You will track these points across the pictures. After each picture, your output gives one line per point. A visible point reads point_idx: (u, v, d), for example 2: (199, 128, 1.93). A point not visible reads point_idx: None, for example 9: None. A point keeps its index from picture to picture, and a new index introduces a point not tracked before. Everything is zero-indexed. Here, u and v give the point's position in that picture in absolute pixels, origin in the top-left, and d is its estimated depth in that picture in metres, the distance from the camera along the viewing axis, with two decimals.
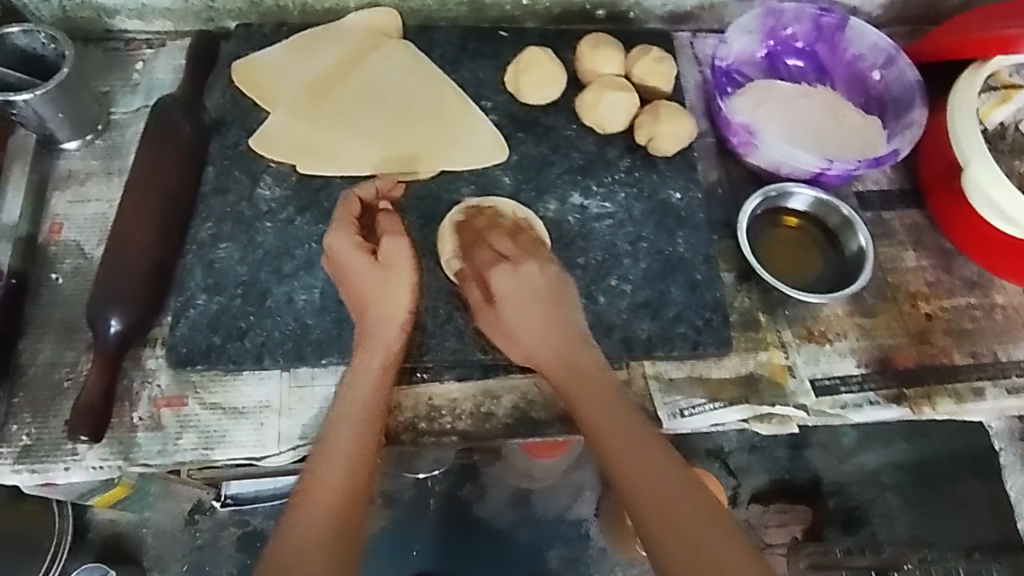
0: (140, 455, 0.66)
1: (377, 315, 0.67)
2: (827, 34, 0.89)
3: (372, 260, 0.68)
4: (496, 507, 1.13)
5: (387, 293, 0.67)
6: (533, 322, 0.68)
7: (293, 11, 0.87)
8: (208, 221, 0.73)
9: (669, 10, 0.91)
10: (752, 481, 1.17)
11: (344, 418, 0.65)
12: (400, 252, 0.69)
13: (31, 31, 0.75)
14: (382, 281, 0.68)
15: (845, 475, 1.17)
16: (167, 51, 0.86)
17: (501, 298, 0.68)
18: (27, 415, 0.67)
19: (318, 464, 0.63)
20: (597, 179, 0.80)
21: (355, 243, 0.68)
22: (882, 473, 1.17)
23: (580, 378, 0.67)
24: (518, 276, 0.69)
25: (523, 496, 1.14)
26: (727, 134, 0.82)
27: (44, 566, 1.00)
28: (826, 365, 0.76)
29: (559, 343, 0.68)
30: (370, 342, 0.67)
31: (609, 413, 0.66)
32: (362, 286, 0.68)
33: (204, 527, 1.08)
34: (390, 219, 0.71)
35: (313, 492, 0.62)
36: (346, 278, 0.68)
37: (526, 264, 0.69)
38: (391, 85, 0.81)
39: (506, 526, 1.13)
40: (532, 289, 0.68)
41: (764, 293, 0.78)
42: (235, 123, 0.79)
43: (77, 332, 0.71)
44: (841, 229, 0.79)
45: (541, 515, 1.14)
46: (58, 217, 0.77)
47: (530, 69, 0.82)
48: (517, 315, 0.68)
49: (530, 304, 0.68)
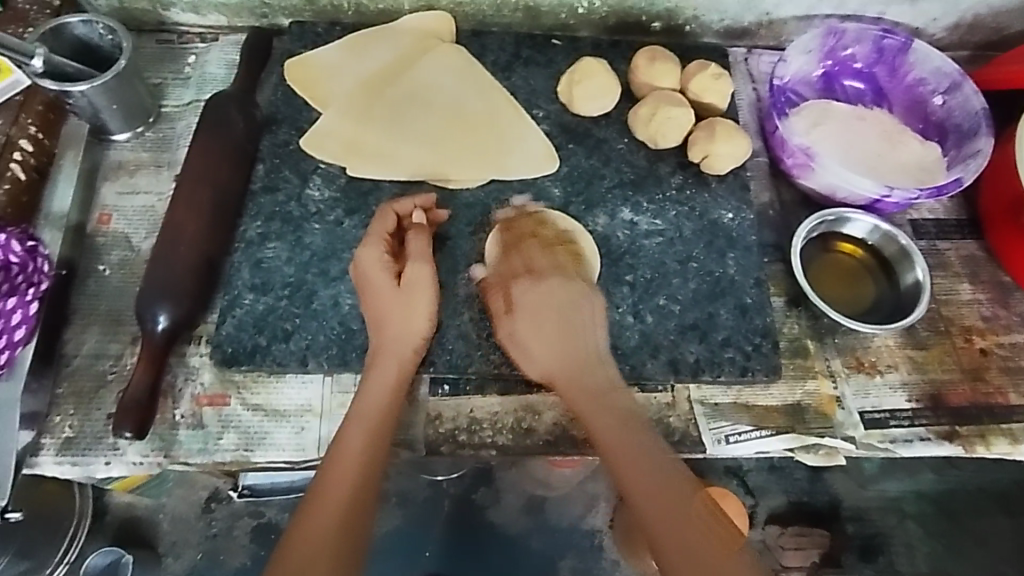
0: (181, 453, 0.66)
1: (394, 334, 0.66)
2: (888, 56, 0.87)
3: (397, 281, 0.67)
4: (509, 514, 1.05)
5: (405, 315, 0.66)
6: (550, 334, 0.67)
7: (347, 10, 0.86)
8: (257, 219, 0.73)
9: (726, 25, 0.89)
10: (769, 503, 1.10)
11: (353, 432, 0.63)
12: (424, 276, 0.67)
13: (90, 21, 0.75)
14: (404, 303, 0.66)
15: (867, 501, 1.12)
16: (221, 47, 0.86)
17: (520, 309, 0.68)
18: (71, 407, 0.67)
19: (324, 478, 0.61)
20: (648, 196, 0.78)
21: (381, 260, 0.68)
22: (904, 501, 1.12)
23: (593, 399, 0.64)
24: (540, 287, 0.68)
25: (537, 503, 1.06)
26: (782, 156, 0.80)
27: (61, 549, 0.93)
28: (876, 398, 0.74)
29: (576, 361, 0.66)
30: (384, 358, 0.65)
31: (619, 429, 0.63)
32: (383, 306, 0.66)
33: (220, 517, 1.04)
34: (420, 240, 0.69)
35: (319, 501, 0.59)
36: (367, 295, 0.67)
37: (555, 278, 0.69)
38: (442, 88, 0.80)
39: (519, 533, 1.04)
40: (562, 304, 0.67)
41: (814, 319, 0.77)
42: (286, 122, 0.79)
43: (124, 325, 0.71)
44: (897, 260, 0.78)
45: (553, 523, 1.05)
46: (108, 208, 0.77)
47: (585, 79, 0.80)
48: (533, 328, 0.67)
49: (553, 319, 0.67)
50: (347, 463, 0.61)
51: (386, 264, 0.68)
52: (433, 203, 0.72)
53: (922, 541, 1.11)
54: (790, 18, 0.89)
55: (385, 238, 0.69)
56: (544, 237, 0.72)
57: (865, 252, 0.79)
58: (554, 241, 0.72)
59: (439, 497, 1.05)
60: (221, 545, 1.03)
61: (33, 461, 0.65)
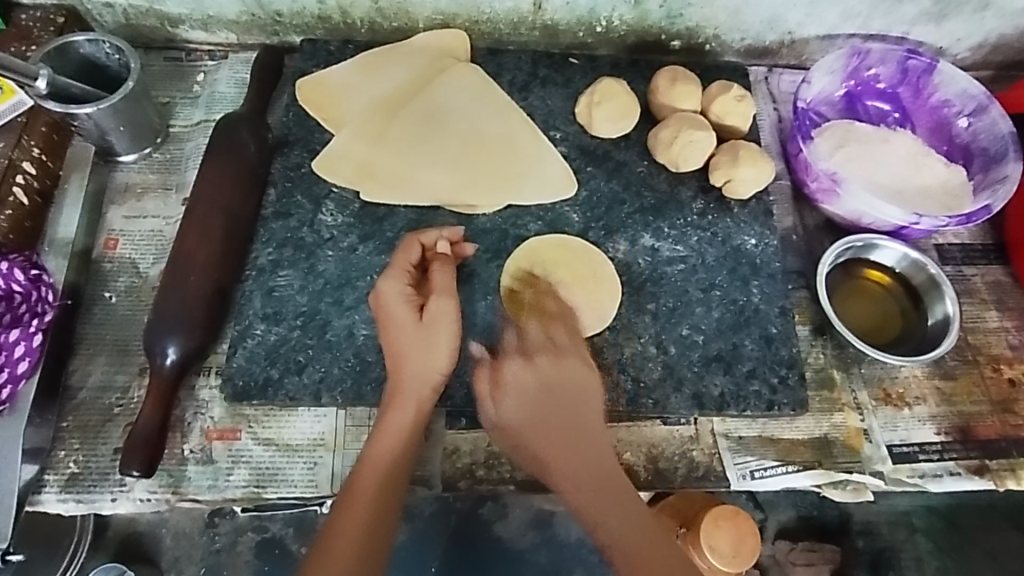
0: (190, 490, 0.64)
1: (414, 375, 0.64)
2: (912, 77, 0.85)
3: (419, 317, 0.65)
4: (516, 527, 0.90)
5: (426, 354, 0.64)
6: (533, 405, 0.62)
7: (360, 28, 0.84)
8: (269, 245, 0.71)
9: (747, 44, 0.88)
10: (778, 519, 0.95)
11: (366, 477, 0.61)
12: (449, 312, 0.65)
13: (96, 40, 0.73)
14: (425, 341, 0.64)
15: (876, 515, 0.97)
16: (230, 64, 0.85)
17: (504, 392, 0.63)
18: (76, 442, 0.65)
19: (331, 531, 0.59)
20: (669, 221, 0.76)
21: (403, 293, 0.66)
22: (913, 514, 0.97)
23: (566, 443, 0.61)
24: (534, 366, 0.63)
25: (545, 517, 0.91)
26: (805, 180, 0.78)
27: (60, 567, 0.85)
28: (904, 431, 0.72)
29: (562, 414, 0.62)
30: (402, 401, 0.63)
31: (605, 487, 0.60)
32: (403, 342, 0.64)
33: (223, 531, 0.91)
34: (444, 274, 0.66)
35: (331, 547, 0.57)
36: (387, 330, 0.65)
37: (548, 355, 0.64)
38: (458, 110, 0.78)
39: (525, 547, 0.90)
40: (552, 381, 0.63)
41: (839, 349, 0.75)
42: (298, 144, 0.77)
43: (131, 354, 0.69)
44: (926, 290, 0.76)
45: (562, 539, 0.90)
46: (114, 232, 0.75)
47: (604, 100, 0.78)
48: (516, 401, 0.63)
49: (545, 395, 0.62)
50: (355, 516, 0.59)
51: (407, 298, 0.66)
52: (460, 237, 0.70)
53: (930, 554, 0.96)
54: (813, 37, 0.87)
55: (408, 271, 0.67)
56: (530, 304, 0.70)
57: (893, 280, 0.77)
58: (548, 316, 0.68)
59: (446, 510, 0.88)
60: (225, 560, 0.90)
61: (36, 499, 0.63)
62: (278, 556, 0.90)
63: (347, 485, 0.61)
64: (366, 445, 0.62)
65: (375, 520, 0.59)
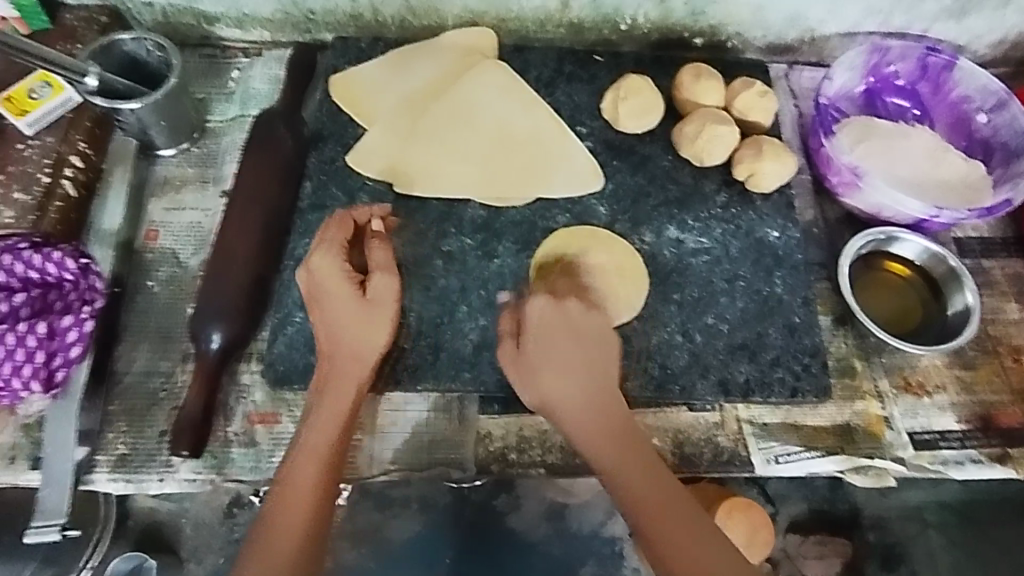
0: (234, 470, 0.67)
1: (347, 347, 0.64)
2: (932, 74, 0.86)
3: (356, 291, 0.65)
4: (530, 520, 0.87)
5: (355, 328, 0.64)
6: (567, 353, 0.64)
7: (390, 25, 0.87)
8: (305, 236, 0.73)
9: (768, 41, 0.89)
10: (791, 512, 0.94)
11: (301, 469, 0.60)
12: (387, 286, 0.65)
13: (139, 38, 0.75)
14: (362, 315, 0.64)
15: (888, 510, 0.93)
16: (264, 61, 0.87)
17: (541, 339, 0.64)
18: (123, 423, 0.68)
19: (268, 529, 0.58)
20: (693, 213, 0.78)
21: (338, 270, 0.65)
22: (927, 510, 0.93)
23: (632, 462, 0.62)
24: (567, 306, 0.65)
25: (558, 510, 0.87)
26: (827, 174, 0.80)
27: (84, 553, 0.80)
28: (925, 418, 0.73)
29: (593, 381, 0.64)
30: (331, 385, 0.63)
31: (642, 469, 0.61)
32: (341, 321, 0.64)
33: (241, 521, 0.87)
34: (382, 250, 0.66)
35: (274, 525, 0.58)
36: (325, 307, 0.64)
37: (580, 304, 0.66)
38: (489, 106, 0.80)
39: (538, 539, 0.86)
40: (585, 330, 0.65)
41: (860, 338, 0.76)
42: (331, 138, 0.79)
43: (174, 342, 0.72)
44: (946, 281, 0.77)
45: (573, 532, 0.87)
46: (155, 224, 0.77)
47: (630, 95, 0.80)
48: (554, 346, 0.64)
49: (575, 352, 0.64)
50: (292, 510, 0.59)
51: (343, 273, 0.65)
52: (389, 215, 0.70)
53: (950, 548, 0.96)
54: (834, 34, 0.89)
55: (331, 245, 0.65)
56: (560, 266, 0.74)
57: (914, 272, 0.79)
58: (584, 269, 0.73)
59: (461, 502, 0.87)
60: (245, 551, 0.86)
61: (87, 478, 0.66)
62: None
63: (278, 481, 0.60)
64: (298, 436, 0.62)
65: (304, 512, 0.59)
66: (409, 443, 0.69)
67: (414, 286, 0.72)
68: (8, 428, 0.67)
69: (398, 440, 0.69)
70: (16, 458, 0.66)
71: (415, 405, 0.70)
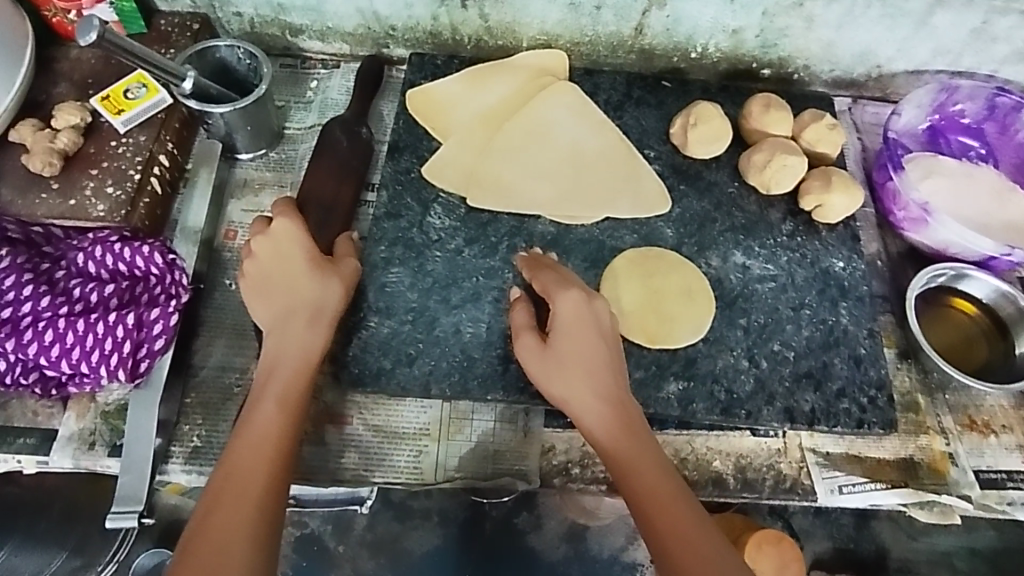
0: (303, 468, 0.68)
1: (296, 315, 0.65)
2: (1000, 114, 0.87)
3: (312, 259, 0.67)
4: (549, 539, 0.91)
5: (302, 299, 0.65)
6: (586, 347, 0.64)
7: (466, 44, 0.89)
8: (381, 243, 0.76)
9: (835, 76, 0.91)
10: (813, 549, 0.96)
11: (263, 430, 0.60)
12: (346, 268, 0.69)
13: (232, 45, 0.79)
14: (313, 276, 0.66)
15: (915, 552, 0.97)
16: (342, 73, 0.90)
17: (557, 332, 0.64)
18: (198, 417, 0.69)
19: (227, 492, 0.57)
20: (760, 240, 0.79)
21: (302, 241, 0.68)
22: (955, 556, 0.98)
23: (643, 461, 0.60)
24: (588, 304, 0.65)
25: (578, 531, 0.91)
26: (892, 209, 0.81)
27: (112, 547, 0.92)
28: (991, 458, 0.73)
29: (600, 372, 0.63)
30: (282, 349, 0.64)
31: (652, 468, 0.60)
32: (290, 281, 0.66)
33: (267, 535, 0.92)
34: (346, 244, 0.71)
35: (230, 486, 0.57)
36: (283, 269, 0.66)
37: (593, 303, 0.66)
38: (560, 125, 0.82)
39: (558, 559, 0.90)
40: (595, 325, 0.65)
41: (924, 373, 0.76)
42: (407, 150, 0.81)
43: (248, 338, 0.73)
44: (1014, 322, 0.77)
45: (595, 553, 0.90)
46: (233, 224, 0.80)
47: (700, 122, 0.82)
48: (572, 340, 0.64)
49: (593, 344, 0.64)
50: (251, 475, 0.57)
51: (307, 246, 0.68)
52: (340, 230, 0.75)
53: None
54: (901, 72, 0.90)
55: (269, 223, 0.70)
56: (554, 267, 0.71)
57: (980, 311, 0.78)
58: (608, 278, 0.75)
59: (478, 518, 0.91)
60: None
61: (163, 468, 0.67)
62: (316, 552, 0.92)
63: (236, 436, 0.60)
64: (264, 404, 0.61)
65: (271, 468, 0.58)
66: (473, 452, 0.70)
67: (485, 297, 0.74)
68: (89, 414, 0.69)
69: (463, 449, 0.70)
70: (95, 443, 0.68)
71: (481, 414, 0.71)
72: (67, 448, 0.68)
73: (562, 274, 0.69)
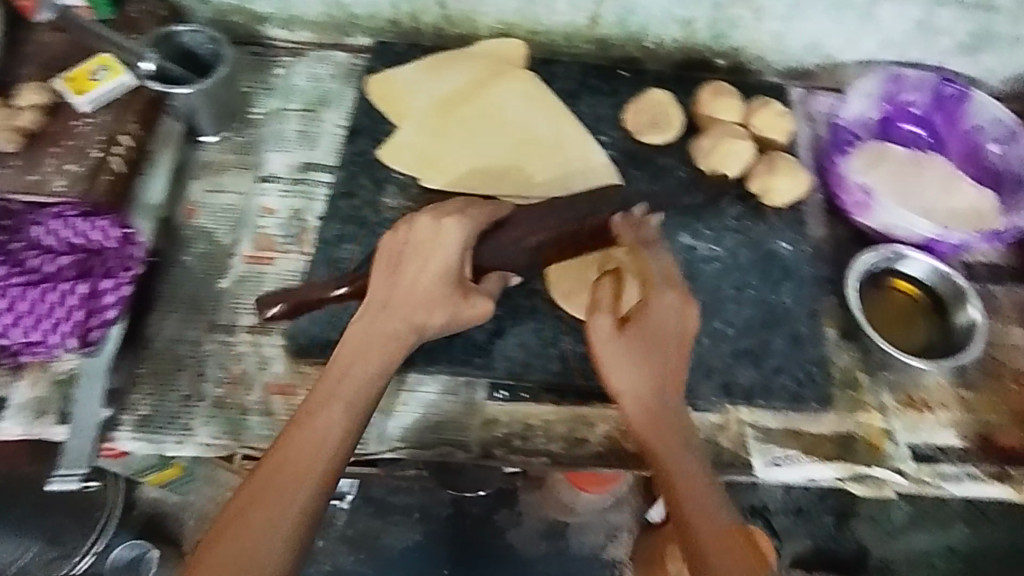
0: (249, 437, 0.69)
1: (406, 326, 0.63)
2: (947, 105, 0.89)
3: (455, 284, 0.65)
4: (529, 538, 1.13)
5: (426, 311, 0.63)
6: (666, 348, 0.64)
7: (427, 33, 0.92)
8: (334, 222, 0.78)
9: (788, 66, 0.93)
10: (792, 549, 1.13)
11: (329, 429, 0.58)
12: (481, 305, 0.66)
13: (196, 31, 0.81)
14: (446, 304, 0.64)
15: (893, 552, 1.11)
16: (307, 61, 0.92)
17: (643, 326, 0.64)
18: (149, 386, 0.71)
19: (280, 485, 0.55)
20: (706, 223, 0.81)
21: (455, 255, 0.65)
22: (934, 554, 1.10)
23: (692, 469, 0.61)
24: (679, 307, 0.65)
25: (556, 529, 1.14)
26: (840, 194, 0.82)
27: (90, 538, 1.02)
28: (926, 434, 0.74)
29: (669, 377, 0.63)
30: (370, 350, 0.62)
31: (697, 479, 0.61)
32: (410, 293, 0.64)
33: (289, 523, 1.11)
34: (494, 282, 0.69)
35: (287, 479, 0.56)
36: (404, 271, 0.64)
37: (680, 306, 0.65)
38: (514, 111, 0.84)
39: (536, 555, 1.13)
40: (678, 328, 0.64)
41: (865, 352, 0.77)
42: (366, 134, 0.84)
43: (203, 312, 0.75)
44: (951, 300, 0.79)
45: (575, 552, 1.13)
46: (194, 203, 0.82)
47: (651, 110, 0.84)
48: (655, 339, 0.63)
49: (670, 345, 0.64)
50: (303, 474, 0.56)
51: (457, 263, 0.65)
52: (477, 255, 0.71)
53: None
54: (851, 63, 0.92)
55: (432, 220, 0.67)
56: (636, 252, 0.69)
57: (919, 291, 0.80)
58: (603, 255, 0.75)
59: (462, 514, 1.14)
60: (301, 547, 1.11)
61: (112, 435, 0.69)
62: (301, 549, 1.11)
63: (295, 427, 0.58)
64: (338, 400, 0.60)
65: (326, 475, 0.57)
66: (418, 422, 0.72)
67: None
68: (41, 382, 0.70)
69: (407, 420, 0.71)
70: (45, 411, 0.69)
71: (425, 387, 0.73)
72: (19, 415, 0.69)
73: (666, 265, 0.67)
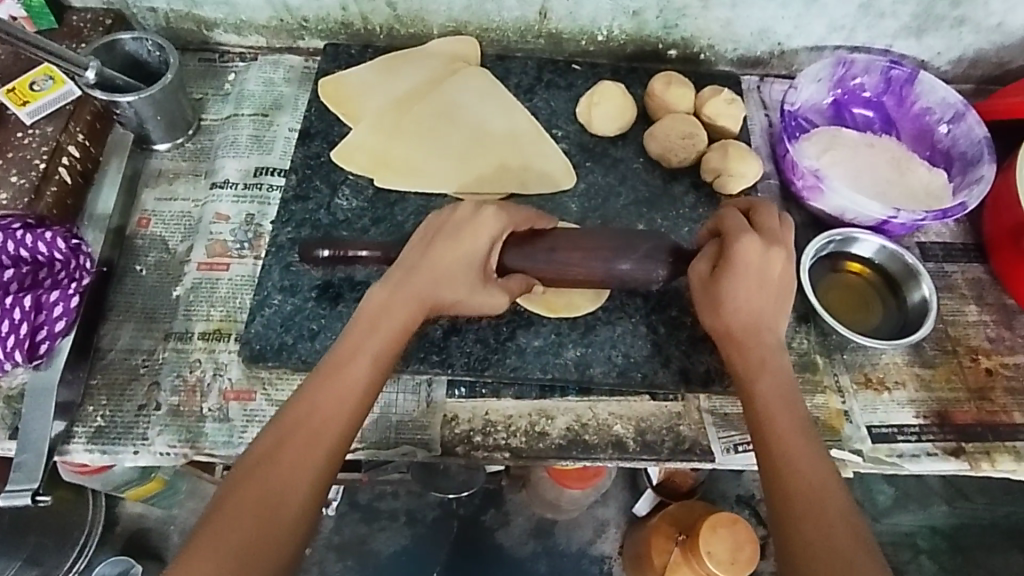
0: (207, 444, 0.69)
1: (431, 297, 0.63)
2: (896, 87, 0.90)
3: (480, 270, 0.64)
4: (516, 537, 1.13)
5: (448, 287, 0.63)
6: (754, 296, 0.63)
7: (379, 33, 0.92)
8: (288, 225, 0.77)
9: (739, 54, 0.94)
10: None
11: (354, 381, 0.58)
12: (495, 297, 0.66)
13: (140, 38, 0.80)
14: (471, 288, 0.64)
15: (881, 534, 1.10)
16: (259, 65, 0.92)
17: (732, 273, 0.62)
18: (103, 397, 0.70)
19: (299, 428, 0.56)
20: (662, 213, 0.82)
21: (488, 243, 0.64)
22: (918, 536, 1.11)
23: (785, 411, 0.59)
24: (766, 255, 0.63)
25: (545, 527, 1.14)
26: (792, 179, 0.83)
27: (70, 557, 1.01)
28: (883, 413, 0.75)
29: (751, 325, 0.63)
30: (403, 309, 0.62)
31: (793, 422, 0.59)
32: (444, 273, 0.63)
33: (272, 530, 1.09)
34: (518, 278, 0.67)
35: (314, 423, 0.56)
36: (439, 250, 0.63)
37: (771, 256, 0.63)
38: (468, 107, 0.84)
39: (525, 555, 1.12)
40: (764, 277, 0.63)
41: (822, 335, 0.78)
42: (318, 136, 0.83)
43: (157, 321, 0.75)
44: (903, 279, 0.80)
45: (563, 548, 1.12)
46: (147, 212, 0.81)
47: (602, 101, 0.84)
48: (743, 287, 0.62)
49: (764, 289, 0.63)
50: (329, 422, 0.56)
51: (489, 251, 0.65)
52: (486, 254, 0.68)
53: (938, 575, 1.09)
54: (801, 49, 0.93)
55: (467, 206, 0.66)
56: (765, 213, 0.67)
57: (872, 272, 0.81)
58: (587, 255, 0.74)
59: (448, 517, 1.14)
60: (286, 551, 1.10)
61: (65, 448, 0.68)
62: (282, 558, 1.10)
63: (329, 368, 0.59)
64: (369, 356, 0.60)
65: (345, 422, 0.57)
66: (376, 423, 0.71)
67: None
68: None
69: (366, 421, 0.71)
70: None
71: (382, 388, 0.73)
72: None
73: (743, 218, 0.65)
